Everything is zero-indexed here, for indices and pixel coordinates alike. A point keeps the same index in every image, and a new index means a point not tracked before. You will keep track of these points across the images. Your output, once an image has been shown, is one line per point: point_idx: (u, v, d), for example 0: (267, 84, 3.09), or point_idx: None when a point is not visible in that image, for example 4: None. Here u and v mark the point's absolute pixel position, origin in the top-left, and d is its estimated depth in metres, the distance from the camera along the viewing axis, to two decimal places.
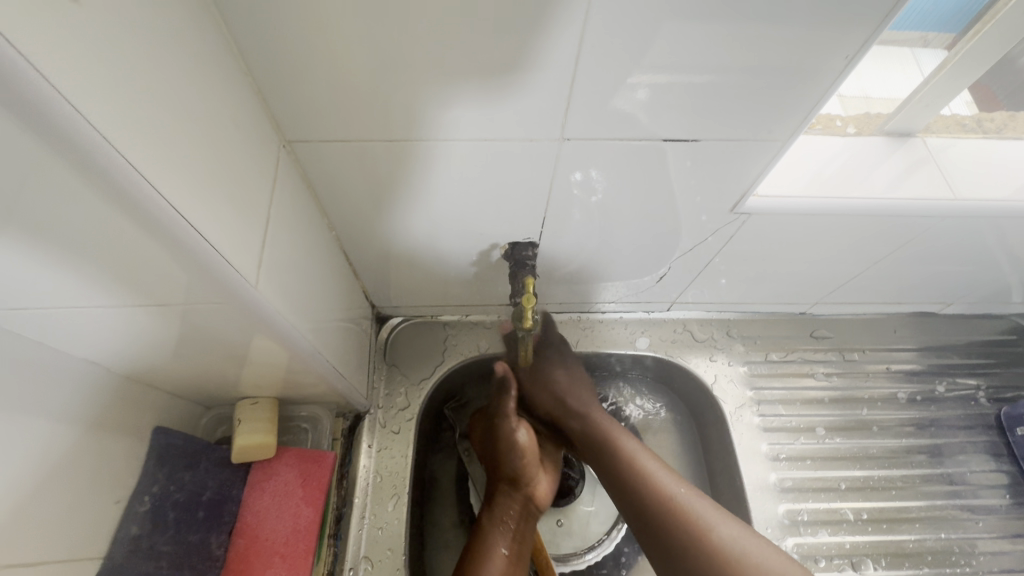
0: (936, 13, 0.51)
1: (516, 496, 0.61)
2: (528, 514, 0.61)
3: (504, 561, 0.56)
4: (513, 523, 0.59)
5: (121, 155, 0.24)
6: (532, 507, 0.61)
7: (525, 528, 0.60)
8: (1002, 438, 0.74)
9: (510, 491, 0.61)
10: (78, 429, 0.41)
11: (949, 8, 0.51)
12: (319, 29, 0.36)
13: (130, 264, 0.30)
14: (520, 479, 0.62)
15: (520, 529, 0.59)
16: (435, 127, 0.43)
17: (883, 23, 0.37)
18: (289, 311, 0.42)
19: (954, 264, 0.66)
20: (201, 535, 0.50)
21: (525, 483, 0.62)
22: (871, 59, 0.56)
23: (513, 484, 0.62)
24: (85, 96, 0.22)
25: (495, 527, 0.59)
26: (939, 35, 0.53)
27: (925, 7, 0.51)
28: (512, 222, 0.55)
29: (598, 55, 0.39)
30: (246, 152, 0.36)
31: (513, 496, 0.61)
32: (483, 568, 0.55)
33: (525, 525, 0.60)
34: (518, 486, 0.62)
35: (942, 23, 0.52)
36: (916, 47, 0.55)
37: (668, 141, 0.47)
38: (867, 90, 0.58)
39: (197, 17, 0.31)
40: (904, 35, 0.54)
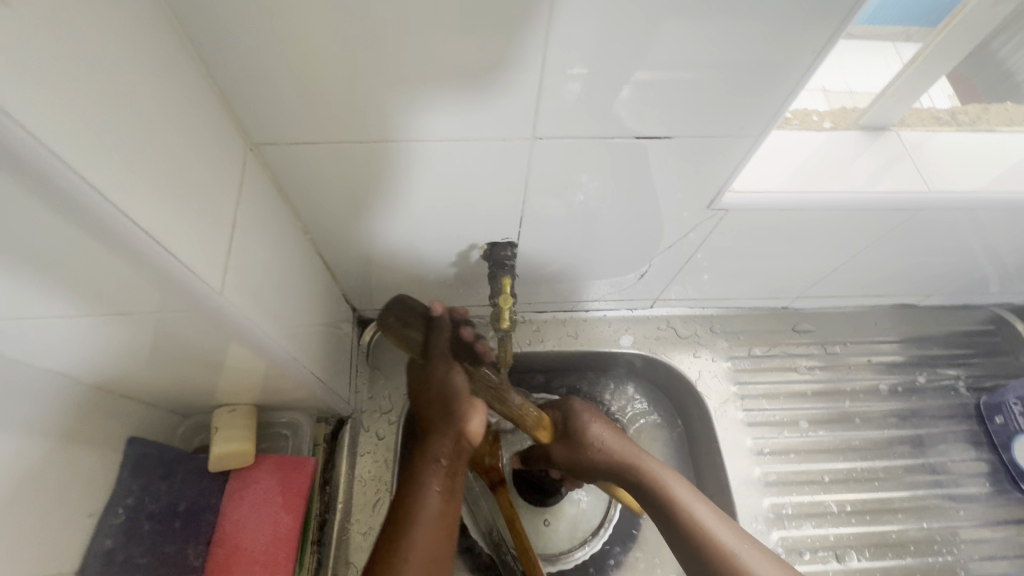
0: (916, 10, 0.53)
1: (448, 433, 0.53)
2: (460, 452, 0.54)
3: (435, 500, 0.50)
4: (445, 464, 0.53)
5: (67, 164, 0.23)
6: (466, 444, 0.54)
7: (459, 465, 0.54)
8: (982, 427, 0.75)
9: (442, 427, 0.54)
10: (47, 442, 0.40)
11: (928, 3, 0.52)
12: (282, 32, 0.35)
13: (89, 275, 0.30)
14: (453, 413, 0.53)
15: (453, 466, 0.53)
16: (405, 129, 0.43)
17: (847, 19, 0.38)
18: (261, 317, 0.42)
19: (933, 256, 0.67)
20: (178, 546, 0.49)
21: (455, 419, 0.53)
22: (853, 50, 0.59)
23: (445, 421, 0.54)
24: (25, 100, 0.21)
25: (430, 466, 0.52)
26: (920, 29, 0.55)
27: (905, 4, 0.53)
28: (489, 223, 0.55)
29: (566, 53, 0.38)
30: (208, 157, 0.35)
31: (447, 432, 0.54)
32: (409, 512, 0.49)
33: (457, 462, 0.54)
34: (449, 422, 0.54)
35: (922, 18, 0.54)
36: (898, 41, 0.57)
37: (642, 138, 0.47)
38: (852, 86, 0.60)
39: (151, 21, 0.31)
40: (886, 29, 0.57)
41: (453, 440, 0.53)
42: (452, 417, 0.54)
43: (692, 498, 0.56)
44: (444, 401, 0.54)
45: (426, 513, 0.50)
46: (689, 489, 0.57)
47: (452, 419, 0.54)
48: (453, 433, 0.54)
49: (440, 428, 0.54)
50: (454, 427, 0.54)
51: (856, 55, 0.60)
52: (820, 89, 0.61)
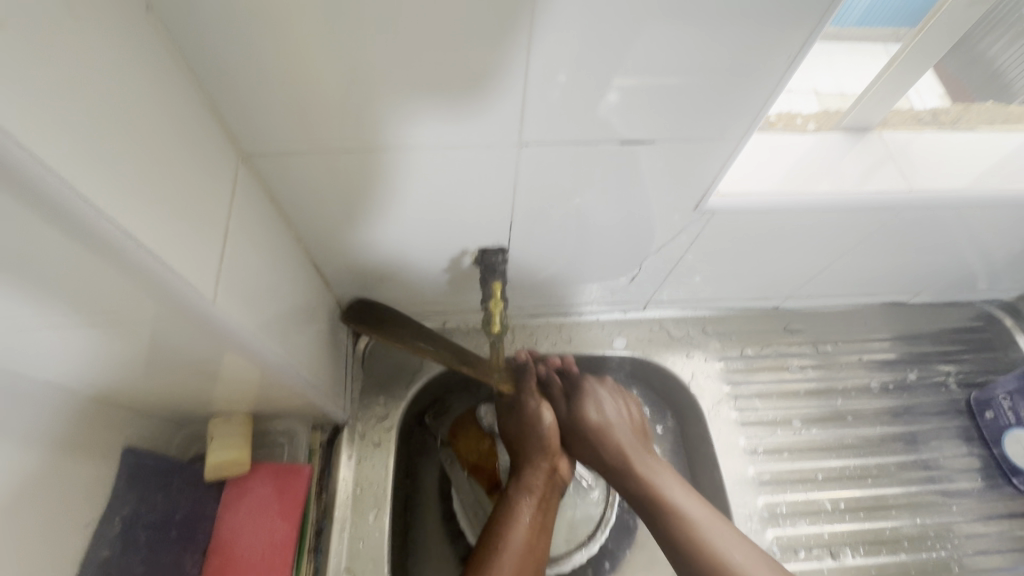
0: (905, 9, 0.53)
1: (542, 465, 0.62)
2: (551, 490, 0.62)
3: (525, 531, 0.57)
4: (538, 493, 0.60)
5: (60, 178, 0.24)
6: (558, 479, 0.63)
7: (548, 500, 0.61)
8: (972, 422, 0.76)
9: (536, 460, 0.63)
10: (44, 453, 0.41)
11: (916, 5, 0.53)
12: (271, 43, 0.36)
13: (82, 291, 0.30)
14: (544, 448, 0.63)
15: (546, 498, 0.61)
16: (395, 137, 0.43)
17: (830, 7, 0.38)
18: (255, 326, 0.42)
19: (921, 253, 0.68)
20: (174, 555, 0.49)
21: (550, 455, 0.63)
22: (846, 53, 0.59)
23: (541, 456, 0.63)
24: (14, 115, 0.21)
25: (521, 494, 0.60)
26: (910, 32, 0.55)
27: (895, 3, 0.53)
28: (480, 229, 0.56)
29: (553, 61, 0.39)
30: (200, 170, 0.36)
31: (544, 465, 0.62)
32: (505, 540, 0.56)
33: (549, 498, 0.61)
34: (545, 457, 0.63)
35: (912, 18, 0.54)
36: (889, 42, 0.57)
37: (630, 143, 0.47)
38: (844, 90, 0.60)
39: (142, 36, 0.32)
40: (877, 31, 0.56)
41: (547, 471, 0.62)
42: (547, 453, 0.63)
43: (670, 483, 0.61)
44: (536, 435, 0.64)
45: (512, 546, 0.56)
46: (696, 501, 0.59)
47: (548, 455, 0.63)
48: (547, 466, 0.62)
49: (535, 463, 0.62)
50: (546, 461, 0.63)
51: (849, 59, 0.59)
52: (813, 91, 0.62)
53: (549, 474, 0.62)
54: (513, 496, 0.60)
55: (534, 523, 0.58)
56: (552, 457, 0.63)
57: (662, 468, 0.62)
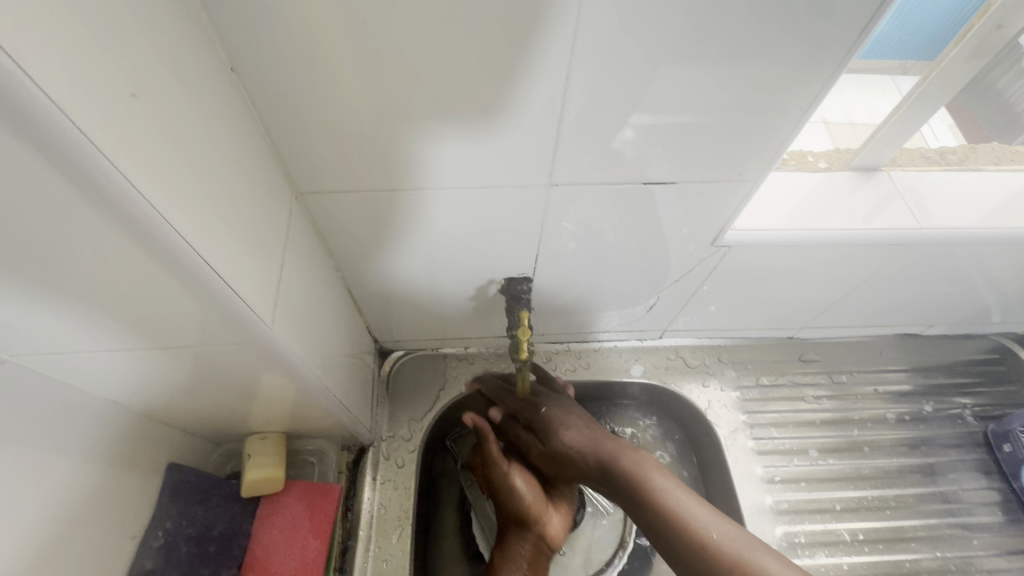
0: (912, 42, 0.57)
1: (528, 536, 0.62)
2: (539, 552, 0.63)
3: None
4: (526, 563, 0.61)
5: (163, 217, 0.27)
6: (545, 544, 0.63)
7: (537, 566, 0.62)
8: (991, 455, 0.76)
9: (522, 532, 0.62)
10: (99, 466, 0.44)
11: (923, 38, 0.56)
12: (332, 95, 0.40)
13: (158, 310, 0.34)
14: (530, 521, 0.62)
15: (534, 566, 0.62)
16: (435, 175, 0.47)
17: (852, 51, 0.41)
18: (300, 347, 0.45)
19: (931, 286, 0.70)
20: (211, 569, 0.51)
21: (532, 525, 0.62)
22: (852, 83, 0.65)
23: (520, 527, 0.62)
24: (135, 166, 0.25)
25: (510, 568, 0.61)
26: (917, 62, 0.60)
27: (900, 39, 0.57)
28: (506, 260, 0.59)
29: (581, 108, 0.43)
30: (265, 206, 0.40)
31: (525, 536, 0.62)
32: None
33: (536, 563, 0.62)
34: (528, 527, 0.62)
35: (919, 50, 0.58)
36: (898, 74, 0.62)
37: (651, 184, 0.51)
38: (853, 119, 0.66)
39: (225, 89, 0.35)
40: (884, 62, 0.62)
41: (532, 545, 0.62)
42: (528, 523, 0.62)
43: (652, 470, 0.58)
44: (513, 508, 0.63)
45: None
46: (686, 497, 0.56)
47: (525, 526, 0.62)
48: (531, 537, 0.62)
49: (518, 535, 0.62)
50: (530, 532, 0.62)
51: (854, 87, 0.66)
52: (824, 120, 0.67)
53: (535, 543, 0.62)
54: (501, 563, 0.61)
55: None
56: (535, 527, 0.62)
57: (654, 467, 0.59)
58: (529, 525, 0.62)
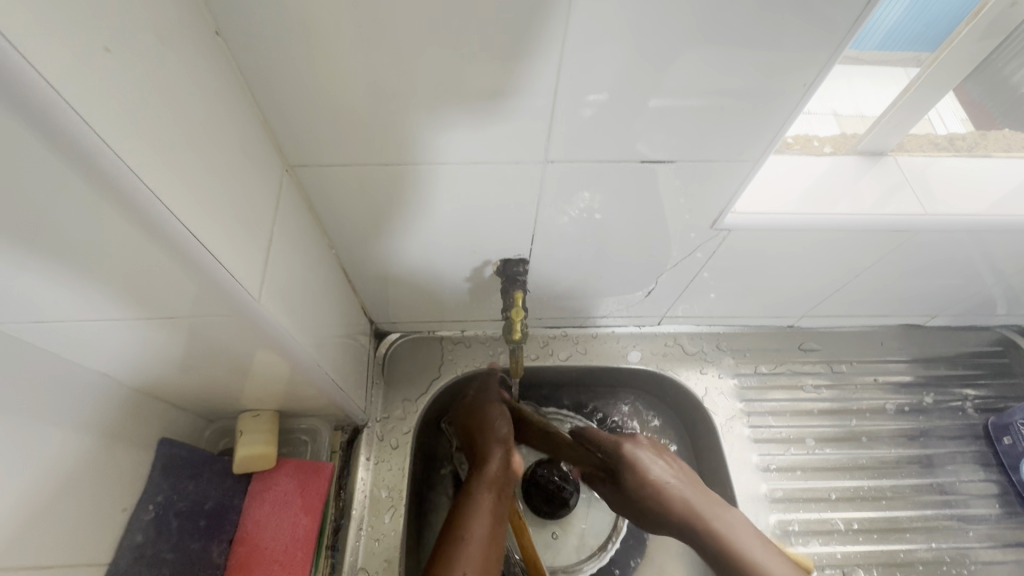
0: (928, 33, 0.54)
1: (501, 459, 0.64)
2: (508, 479, 0.63)
3: (489, 517, 0.59)
4: (496, 485, 0.62)
5: (143, 183, 0.26)
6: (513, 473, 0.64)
7: (506, 492, 0.62)
8: (990, 448, 0.75)
9: (495, 454, 0.64)
10: (89, 438, 0.44)
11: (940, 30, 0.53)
12: (322, 65, 0.39)
13: (140, 280, 0.33)
14: (505, 443, 0.65)
15: (503, 492, 0.62)
16: (430, 152, 0.46)
17: (846, 38, 0.40)
18: (291, 324, 0.44)
19: (935, 276, 0.68)
20: (202, 544, 0.52)
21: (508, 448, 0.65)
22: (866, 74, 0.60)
23: (496, 449, 0.65)
24: (111, 126, 0.24)
25: (481, 487, 0.61)
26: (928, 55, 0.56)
27: (917, 27, 0.54)
28: (502, 241, 0.58)
29: (579, 83, 0.42)
30: (253, 178, 0.39)
31: (498, 456, 0.64)
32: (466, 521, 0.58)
33: (505, 489, 0.63)
34: (502, 449, 0.65)
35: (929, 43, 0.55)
36: (910, 67, 0.58)
37: (649, 162, 0.50)
38: (863, 110, 0.62)
39: (211, 56, 0.35)
40: (897, 54, 0.57)
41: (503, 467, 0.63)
42: (502, 445, 0.65)
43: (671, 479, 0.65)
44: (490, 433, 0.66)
45: (475, 529, 0.57)
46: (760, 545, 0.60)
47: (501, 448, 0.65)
48: (504, 458, 0.64)
49: (491, 455, 0.64)
50: (503, 454, 0.64)
51: (867, 78, 0.61)
52: (831, 113, 0.63)
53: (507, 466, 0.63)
54: (474, 487, 0.61)
55: (497, 512, 0.60)
56: (508, 450, 0.65)
57: (731, 515, 0.62)
58: (503, 447, 0.65)
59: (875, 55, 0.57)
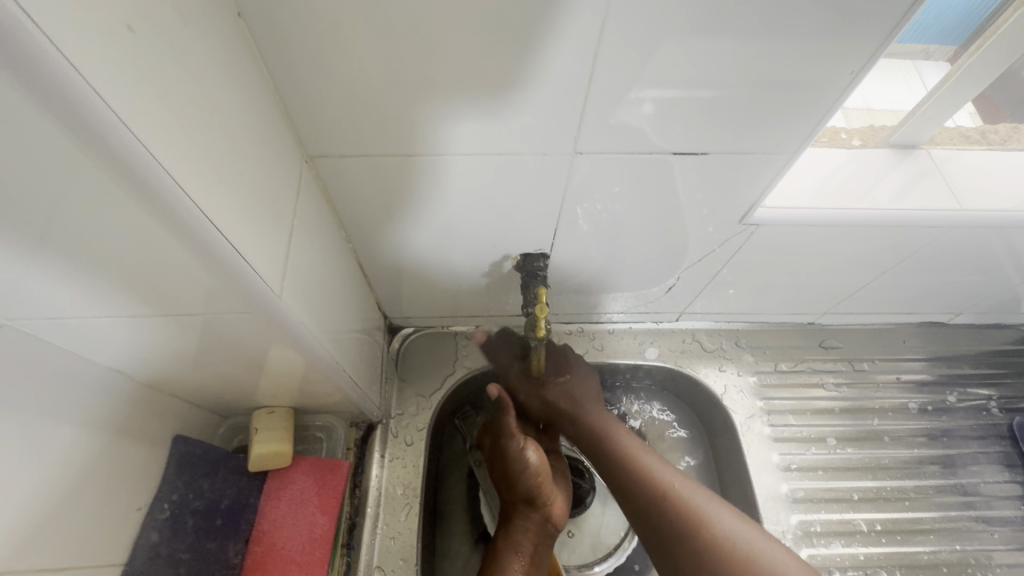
0: (937, 25, 0.52)
1: (533, 517, 0.59)
2: (543, 534, 0.59)
3: None
4: (530, 546, 0.58)
5: (167, 173, 0.25)
6: (549, 525, 0.59)
7: (540, 548, 0.59)
8: (1015, 448, 0.74)
9: (527, 512, 0.59)
10: (103, 437, 0.42)
11: (949, 20, 0.51)
12: (346, 51, 0.37)
13: (156, 274, 0.31)
14: (537, 501, 0.59)
15: (536, 549, 0.59)
16: (454, 143, 0.45)
17: (892, 34, 0.38)
18: (309, 321, 0.43)
19: (962, 274, 0.67)
20: (218, 543, 0.51)
21: (541, 505, 0.59)
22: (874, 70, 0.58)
23: (528, 507, 0.59)
24: (135, 112, 0.23)
25: (513, 549, 0.58)
26: (941, 47, 0.54)
27: (927, 19, 0.52)
28: (523, 235, 0.56)
29: (610, 74, 0.40)
30: (273, 169, 0.37)
31: (531, 516, 0.59)
32: None
33: (541, 547, 0.59)
34: (535, 507, 0.59)
35: (943, 35, 0.53)
36: (918, 59, 0.56)
37: (678, 154, 0.48)
38: (870, 103, 0.61)
39: (232, 40, 0.33)
40: (905, 47, 0.55)
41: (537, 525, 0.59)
42: (536, 504, 0.59)
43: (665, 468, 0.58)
44: (520, 488, 0.59)
45: None
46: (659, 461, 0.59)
47: (533, 506, 0.59)
48: (537, 517, 0.59)
49: (523, 514, 0.59)
50: (537, 512, 0.59)
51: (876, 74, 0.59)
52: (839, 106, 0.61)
53: (540, 525, 0.59)
54: (502, 547, 0.58)
55: (527, 574, 0.57)
56: (542, 508, 0.59)
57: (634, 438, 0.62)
58: (537, 505, 0.59)
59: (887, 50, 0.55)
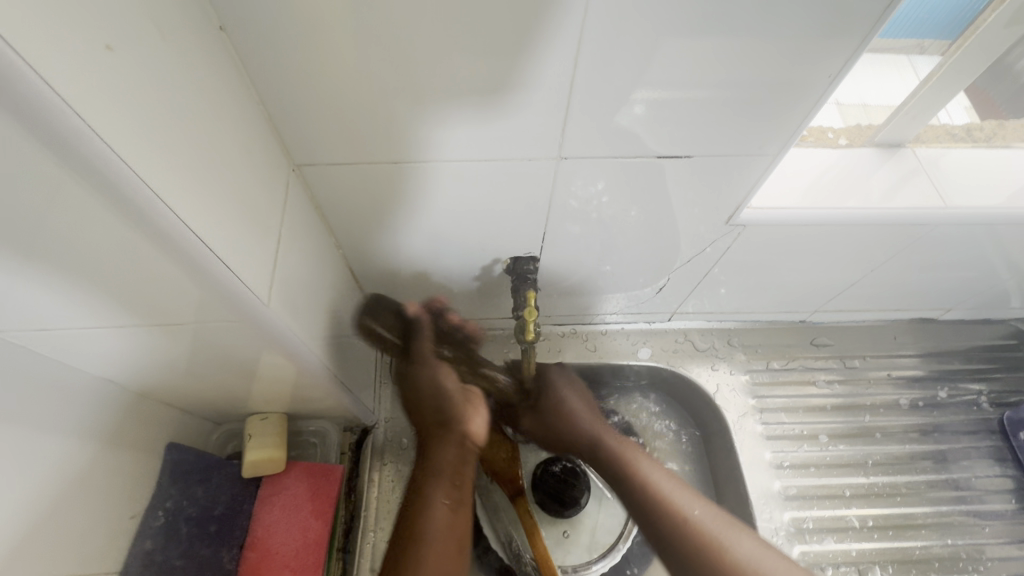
0: (931, 20, 0.53)
1: (448, 437, 0.60)
2: (464, 455, 0.60)
3: (447, 511, 0.55)
4: (450, 467, 0.58)
5: (148, 188, 0.25)
6: (469, 447, 0.61)
7: (464, 471, 0.59)
8: (1005, 443, 0.75)
9: (442, 433, 0.61)
10: (96, 446, 0.43)
11: (943, 16, 0.52)
12: (329, 62, 0.38)
13: (141, 287, 0.32)
14: (451, 421, 0.61)
15: (459, 474, 0.59)
16: (438, 148, 0.45)
17: (869, 36, 0.39)
18: (298, 328, 0.44)
19: (951, 270, 0.67)
20: (213, 548, 0.51)
21: (456, 422, 0.61)
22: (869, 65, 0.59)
23: (448, 429, 0.61)
24: (115, 132, 0.23)
25: (435, 473, 0.58)
26: (936, 41, 0.55)
27: (920, 15, 0.52)
28: (513, 239, 0.57)
29: (592, 81, 0.41)
30: (258, 178, 0.38)
31: (450, 438, 0.60)
32: (421, 525, 0.54)
33: (462, 469, 0.59)
34: (449, 427, 0.61)
35: (939, 28, 0.53)
36: (912, 54, 0.57)
37: (663, 157, 0.48)
38: (865, 100, 0.61)
39: (215, 53, 0.34)
40: (900, 42, 0.56)
41: (455, 446, 0.59)
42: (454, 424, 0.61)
43: (657, 472, 0.61)
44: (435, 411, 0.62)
45: (430, 531, 0.53)
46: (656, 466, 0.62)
47: (447, 426, 0.61)
48: (457, 438, 0.60)
49: (446, 437, 0.60)
50: (455, 433, 0.61)
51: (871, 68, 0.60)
52: (835, 103, 0.62)
53: (461, 445, 0.60)
54: (427, 476, 0.58)
55: (454, 501, 0.56)
56: (458, 426, 0.60)
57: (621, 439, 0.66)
58: (453, 426, 0.60)
59: (878, 44, 0.56)
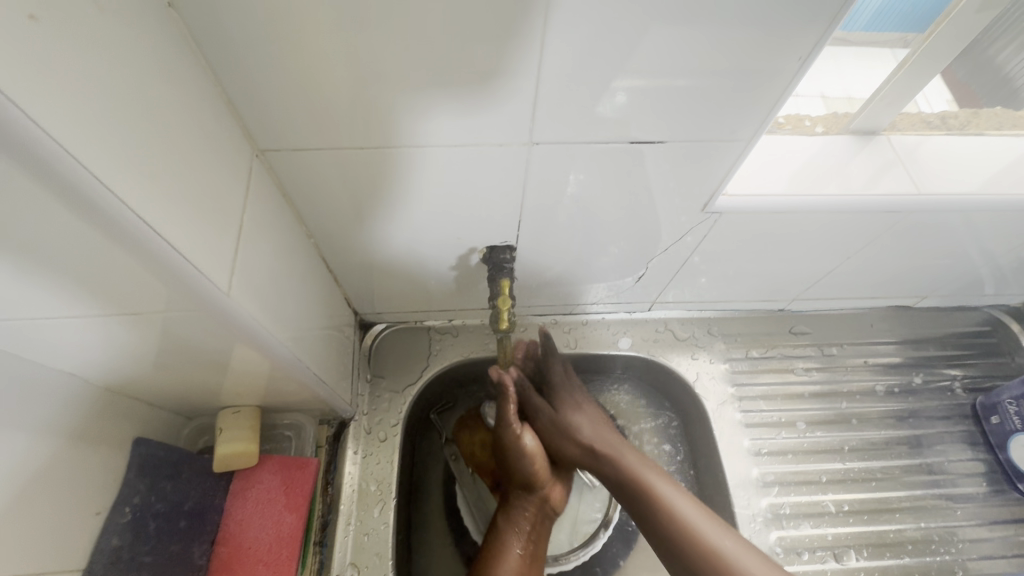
0: (914, 14, 0.53)
1: (530, 498, 0.62)
2: (541, 516, 0.62)
3: (518, 562, 0.58)
4: (528, 528, 0.61)
5: (88, 171, 0.24)
6: (549, 508, 0.63)
7: (539, 529, 0.61)
8: (978, 427, 0.76)
9: (523, 494, 0.62)
10: (56, 441, 0.41)
11: (925, 10, 0.52)
12: (287, 44, 0.37)
13: (89, 277, 0.30)
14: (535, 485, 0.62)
15: (538, 531, 0.61)
16: (407, 135, 0.44)
17: (833, 23, 0.39)
18: (265, 319, 0.43)
19: (926, 258, 0.68)
20: (182, 545, 0.50)
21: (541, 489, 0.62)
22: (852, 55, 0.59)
23: (525, 490, 0.62)
24: (45, 109, 0.22)
25: (511, 527, 0.60)
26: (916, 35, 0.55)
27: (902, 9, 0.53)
28: (488, 228, 0.56)
29: (563, 65, 0.40)
30: (217, 161, 0.37)
31: (530, 499, 0.62)
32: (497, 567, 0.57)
33: (539, 527, 0.61)
34: (531, 490, 0.62)
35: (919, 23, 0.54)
36: (896, 47, 0.57)
37: (638, 143, 0.48)
38: (851, 92, 0.61)
39: (163, 31, 0.32)
40: (883, 36, 0.57)
41: (535, 507, 0.62)
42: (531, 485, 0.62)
43: (679, 500, 0.57)
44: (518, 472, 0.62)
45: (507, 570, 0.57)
46: (676, 490, 0.58)
47: (530, 488, 0.62)
48: (535, 498, 0.62)
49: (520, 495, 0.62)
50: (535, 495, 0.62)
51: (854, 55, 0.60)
52: (818, 95, 0.63)
53: (540, 506, 0.62)
54: (502, 524, 0.61)
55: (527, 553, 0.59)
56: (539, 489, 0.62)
57: (649, 464, 0.61)
58: (536, 489, 0.62)
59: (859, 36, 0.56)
